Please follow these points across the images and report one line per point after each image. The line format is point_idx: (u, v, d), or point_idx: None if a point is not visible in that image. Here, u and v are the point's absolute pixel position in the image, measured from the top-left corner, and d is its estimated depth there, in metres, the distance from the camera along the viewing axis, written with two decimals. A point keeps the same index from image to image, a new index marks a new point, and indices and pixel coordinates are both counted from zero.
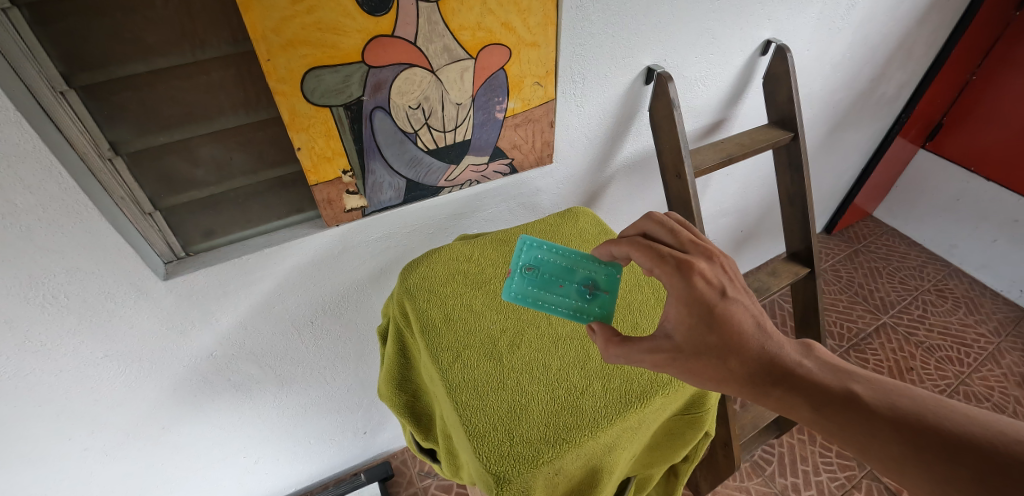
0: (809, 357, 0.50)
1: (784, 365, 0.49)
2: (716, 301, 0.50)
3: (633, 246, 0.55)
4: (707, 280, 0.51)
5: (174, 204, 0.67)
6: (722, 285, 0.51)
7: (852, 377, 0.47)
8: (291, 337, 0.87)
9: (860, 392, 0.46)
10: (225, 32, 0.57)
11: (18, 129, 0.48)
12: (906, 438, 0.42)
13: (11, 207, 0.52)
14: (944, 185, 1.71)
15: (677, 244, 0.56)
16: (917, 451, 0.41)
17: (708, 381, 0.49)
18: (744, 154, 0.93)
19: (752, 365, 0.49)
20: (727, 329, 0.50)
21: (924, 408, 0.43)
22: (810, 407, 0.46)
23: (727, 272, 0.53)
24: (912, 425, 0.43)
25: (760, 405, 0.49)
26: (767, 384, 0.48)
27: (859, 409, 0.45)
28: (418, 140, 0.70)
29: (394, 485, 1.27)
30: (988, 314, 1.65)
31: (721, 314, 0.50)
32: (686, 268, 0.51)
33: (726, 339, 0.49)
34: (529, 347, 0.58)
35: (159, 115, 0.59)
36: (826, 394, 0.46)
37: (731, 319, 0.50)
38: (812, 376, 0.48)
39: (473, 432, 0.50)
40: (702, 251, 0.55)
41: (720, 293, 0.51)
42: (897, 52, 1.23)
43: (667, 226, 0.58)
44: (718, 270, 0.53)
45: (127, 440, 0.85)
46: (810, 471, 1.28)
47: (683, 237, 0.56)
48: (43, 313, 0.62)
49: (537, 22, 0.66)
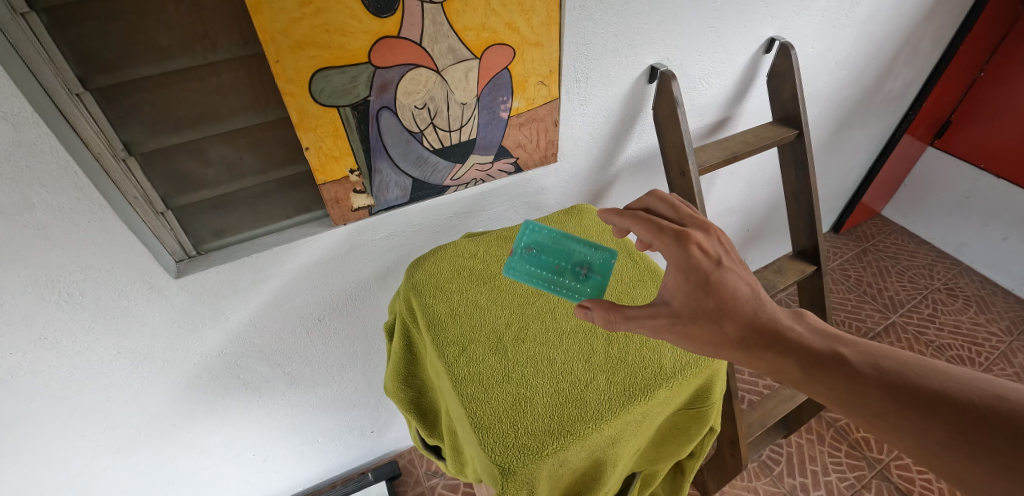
0: (801, 322, 0.52)
1: (776, 329, 0.50)
2: (711, 271, 0.52)
3: (635, 220, 0.57)
4: (703, 249, 0.53)
5: (185, 204, 0.69)
6: (718, 256, 0.53)
7: (840, 341, 0.50)
8: (300, 335, 0.88)
9: (846, 353, 0.48)
10: (235, 34, 0.58)
11: (35, 129, 0.49)
12: (889, 395, 0.45)
13: (27, 206, 0.53)
14: (953, 184, 1.70)
15: (677, 218, 0.58)
16: (899, 405, 0.44)
17: (705, 345, 0.51)
18: (748, 153, 0.93)
19: (745, 328, 0.50)
20: (722, 296, 0.51)
21: (906, 367, 0.46)
22: (801, 369, 0.48)
23: (723, 244, 0.54)
24: (895, 383, 0.45)
25: (752, 368, 0.50)
26: (760, 348, 0.50)
27: (845, 368, 0.47)
28: (423, 139, 0.71)
29: (400, 484, 1.27)
30: (1000, 313, 1.63)
31: (717, 282, 0.51)
32: (683, 238, 0.53)
33: (720, 304, 0.51)
34: (535, 340, 0.58)
35: (170, 117, 0.61)
36: (815, 355, 0.48)
37: (726, 288, 0.51)
38: (803, 339, 0.50)
39: (478, 424, 0.50)
40: (698, 224, 0.56)
41: (716, 262, 0.52)
42: (903, 48, 1.23)
43: (669, 202, 0.59)
44: (713, 243, 0.54)
45: (138, 437, 0.86)
46: (819, 471, 1.27)
47: (683, 212, 0.58)
48: (59, 311, 0.64)
49: (541, 22, 0.67)
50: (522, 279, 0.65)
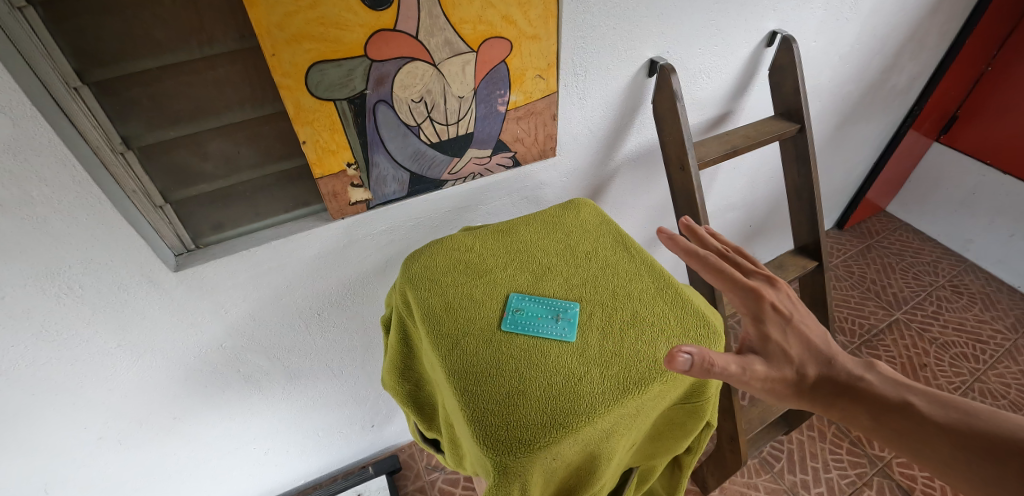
0: (872, 370, 0.54)
1: (846, 377, 0.53)
2: (783, 323, 0.55)
3: (701, 266, 0.56)
4: (775, 305, 0.55)
5: (184, 197, 0.69)
6: (789, 310, 0.56)
7: (911, 390, 0.51)
8: (299, 328, 0.88)
9: (916, 402, 0.50)
10: (232, 28, 0.58)
11: (32, 122, 0.49)
12: (960, 446, 0.46)
13: (26, 199, 0.54)
14: (959, 179, 1.68)
15: (740, 268, 0.60)
16: (969, 456, 0.45)
17: (784, 396, 0.53)
18: (750, 147, 0.92)
19: (817, 376, 0.54)
20: (797, 347, 0.55)
21: (981, 419, 0.47)
22: (871, 417, 0.51)
23: (791, 298, 0.57)
24: (966, 434, 0.46)
25: (826, 415, 0.53)
26: (832, 395, 0.53)
27: (914, 417, 0.49)
28: (421, 133, 0.71)
29: (401, 478, 1.28)
30: (1006, 310, 1.62)
31: (790, 332, 0.55)
32: (755, 289, 0.56)
33: (797, 353, 0.54)
34: (528, 332, 0.57)
35: (168, 110, 0.61)
36: (885, 404, 0.51)
37: (798, 338, 0.55)
38: (873, 387, 0.52)
39: (472, 418, 0.50)
40: (764, 278, 0.59)
41: (785, 317, 0.55)
42: (908, 42, 1.21)
43: (723, 252, 0.61)
44: (783, 296, 0.57)
45: (140, 429, 0.87)
46: (820, 468, 1.26)
47: (743, 264, 0.60)
48: (59, 303, 0.64)
49: (538, 15, 0.67)
50: (519, 273, 0.65)
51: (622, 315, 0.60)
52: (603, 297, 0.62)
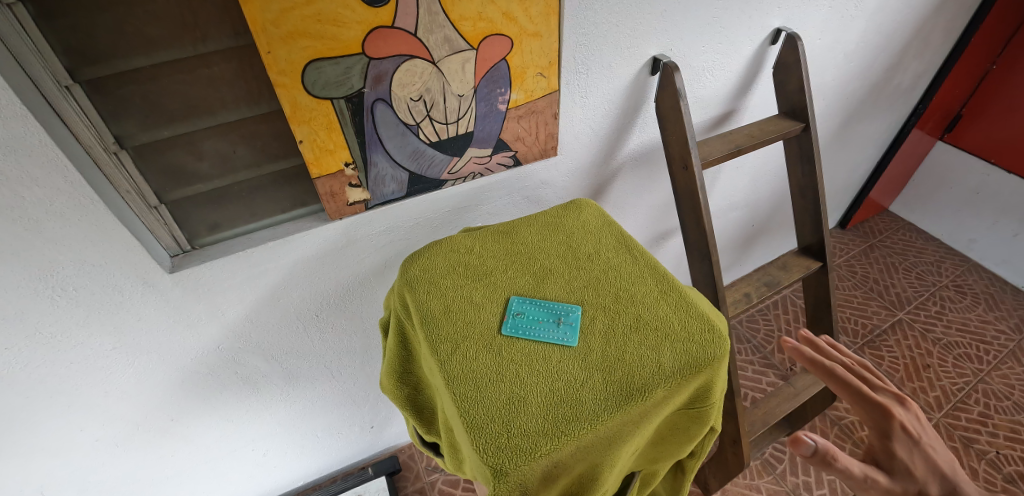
0: None
1: None
2: (911, 442, 0.60)
3: (829, 377, 0.65)
4: (903, 424, 0.61)
5: (179, 197, 0.68)
6: (916, 431, 0.60)
7: None
8: (297, 330, 0.87)
9: None
10: (226, 26, 0.57)
11: (23, 122, 0.48)
12: None
13: (17, 200, 0.53)
14: (963, 178, 1.67)
15: (868, 383, 0.67)
16: None
17: None
18: (754, 146, 0.91)
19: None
20: (924, 467, 0.58)
21: None
22: None
23: (920, 420, 0.62)
24: None
25: None
26: None
27: None
28: (420, 132, 0.70)
29: (400, 479, 1.27)
30: (1010, 310, 1.60)
31: (917, 452, 0.59)
32: (884, 405, 0.62)
33: (917, 469, 0.58)
34: (529, 336, 0.56)
35: (162, 109, 0.60)
36: None
37: (924, 458, 0.59)
38: None
39: (471, 424, 0.49)
40: (892, 395, 0.64)
41: (910, 436, 0.60)
42: (913, 40, 1.20)
43: (854, 368, 0.69)
44: (912, 417, 0.62)
45: (137, 432, 0.86)
46: (822, 470, 1.25)
47: (873, 382, 0.66)
48: (52, 305, 0.63)
49: (540, 11, 0.66)
50: (520, 276, 0.64)
51: (625, 318, 0.59)
52: (605, 301, 0.61)
